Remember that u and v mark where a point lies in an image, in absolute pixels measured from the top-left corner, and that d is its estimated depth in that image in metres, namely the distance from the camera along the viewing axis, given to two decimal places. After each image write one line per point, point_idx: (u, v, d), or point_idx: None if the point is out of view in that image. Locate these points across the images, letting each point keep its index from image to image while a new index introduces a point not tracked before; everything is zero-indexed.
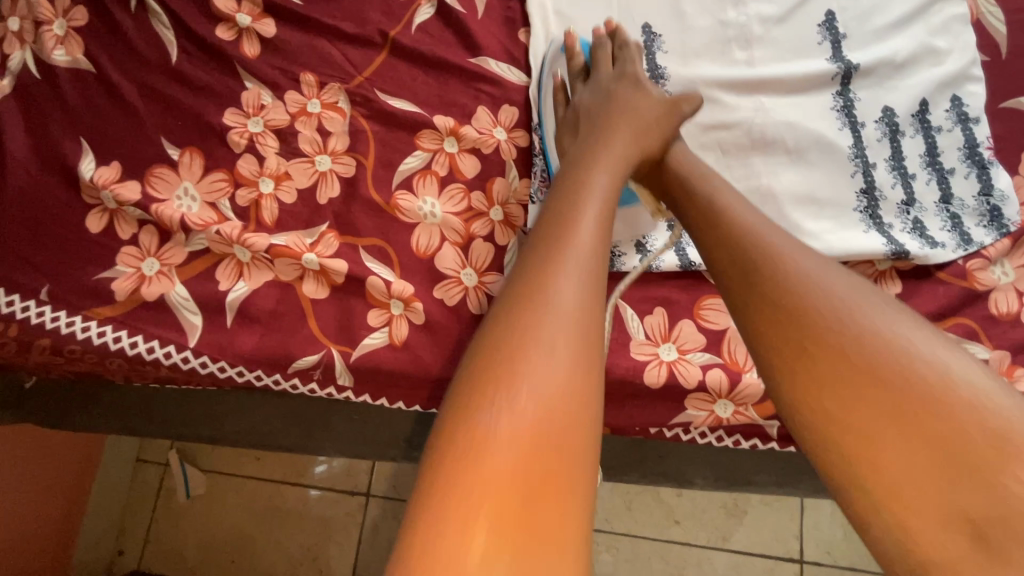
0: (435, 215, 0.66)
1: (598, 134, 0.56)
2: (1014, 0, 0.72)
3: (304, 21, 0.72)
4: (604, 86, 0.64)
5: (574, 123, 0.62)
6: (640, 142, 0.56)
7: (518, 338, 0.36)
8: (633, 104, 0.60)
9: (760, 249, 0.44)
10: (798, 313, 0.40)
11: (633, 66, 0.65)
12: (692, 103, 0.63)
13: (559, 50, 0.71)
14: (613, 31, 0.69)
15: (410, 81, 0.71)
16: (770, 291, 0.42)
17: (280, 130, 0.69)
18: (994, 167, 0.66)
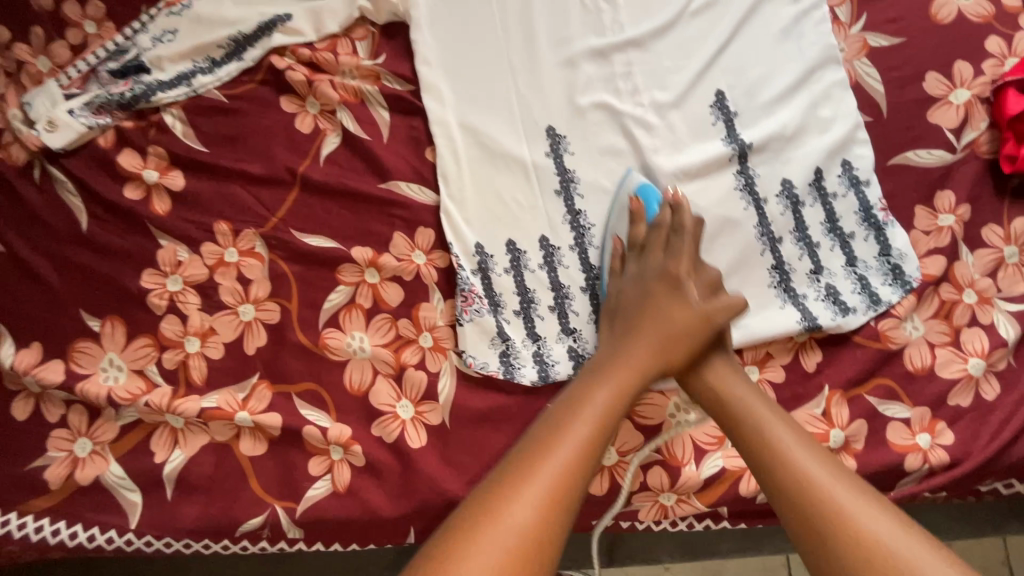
0: (364, 350, 0.67)
1: (620, 343, 0.61)
2: (886, 59, 0.76)
3: (211, 169, 0.73)
4: (644, 277, 0.66)
5: (611, 312, 0.66)
6: (662, 352, 0.61)
7: (541, 467, 0.48)
8: (668, 315, 0.62)
9: (772, 438, 0.53)
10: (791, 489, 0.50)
11: (680, 259, 0.65)
12: (728, 311, 0.63)
13: (620, 211, 0.73)
14: (676, 201, 0.69)
15: (325, 215, 0.72)
16: (773, 470, 0.52)
17: (200, 285, 0.69)
18: (890, 227, 0.69)
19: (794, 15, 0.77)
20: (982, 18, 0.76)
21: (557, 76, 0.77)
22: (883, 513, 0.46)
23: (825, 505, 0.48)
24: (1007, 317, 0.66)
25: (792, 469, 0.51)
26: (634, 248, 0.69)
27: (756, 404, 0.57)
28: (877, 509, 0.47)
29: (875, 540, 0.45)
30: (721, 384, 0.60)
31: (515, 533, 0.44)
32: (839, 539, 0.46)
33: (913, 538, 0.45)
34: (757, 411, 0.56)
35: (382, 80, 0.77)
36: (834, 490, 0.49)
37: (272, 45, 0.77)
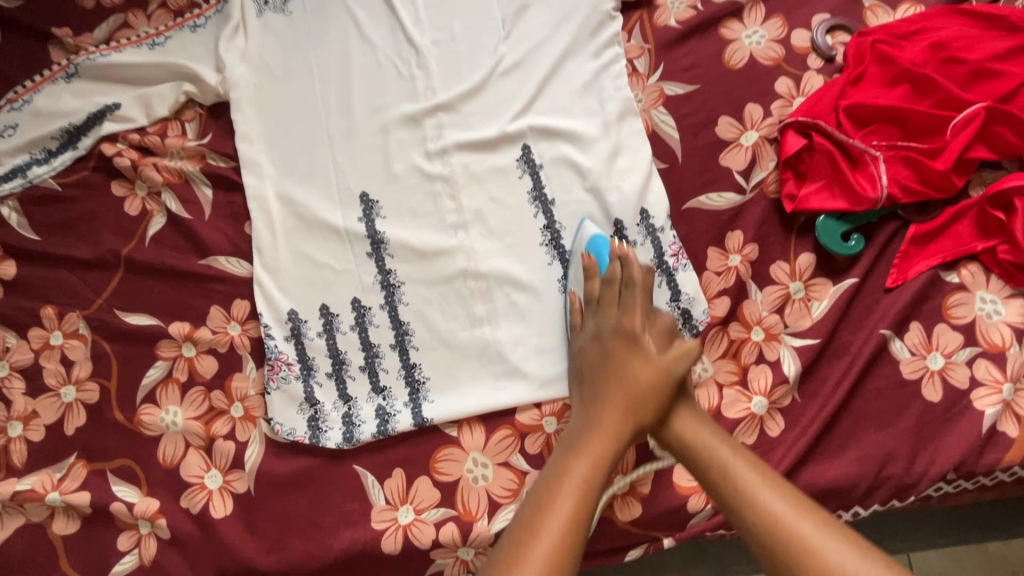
0: (176, 424, 0.70)
1: (593, 406, 0.60)
2: (681, 106, 0.79)
3: (41, 256, 0.77)
4: (602, 335, 0.64)
5: (579, 377, 0.65)
6: (632, 415, 0.58)
7: (530, 544, 0.48)
8: (629, 374, 0.60)
9: (763, 501, 0.51)
10: (785, 551, 0.48)
11: (633, 312, 0.64)
12: (686, 358, 0.62)
13: (578, 271, 0.73)
14: (623, 253, 0.68)
15: (147, 293, 0.75)
16: (760, 522, 0.50)
17: (26, 369, 0.72)
18: (680, 271, 0.72)
19: (593, 70, 0.80)
20: (773, 60, 0.79)
21: (372, 142, 0.81)
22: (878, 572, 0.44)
23: (825, 566, 0.46)
24: (791, 353, 0.68)
25: (783, 526, 0.49)
26: (590, 302, 0.69)
27: (748, 469, 0.54)
28: (882, 574, 0.44)
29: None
30: (687, 430, 0.59)
31: None
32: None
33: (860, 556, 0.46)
34: (752, 480, 0.53)
35: (207, 159, 0.81)
36: (835, 556, 0.46)
37: (103, 133, 0.81)
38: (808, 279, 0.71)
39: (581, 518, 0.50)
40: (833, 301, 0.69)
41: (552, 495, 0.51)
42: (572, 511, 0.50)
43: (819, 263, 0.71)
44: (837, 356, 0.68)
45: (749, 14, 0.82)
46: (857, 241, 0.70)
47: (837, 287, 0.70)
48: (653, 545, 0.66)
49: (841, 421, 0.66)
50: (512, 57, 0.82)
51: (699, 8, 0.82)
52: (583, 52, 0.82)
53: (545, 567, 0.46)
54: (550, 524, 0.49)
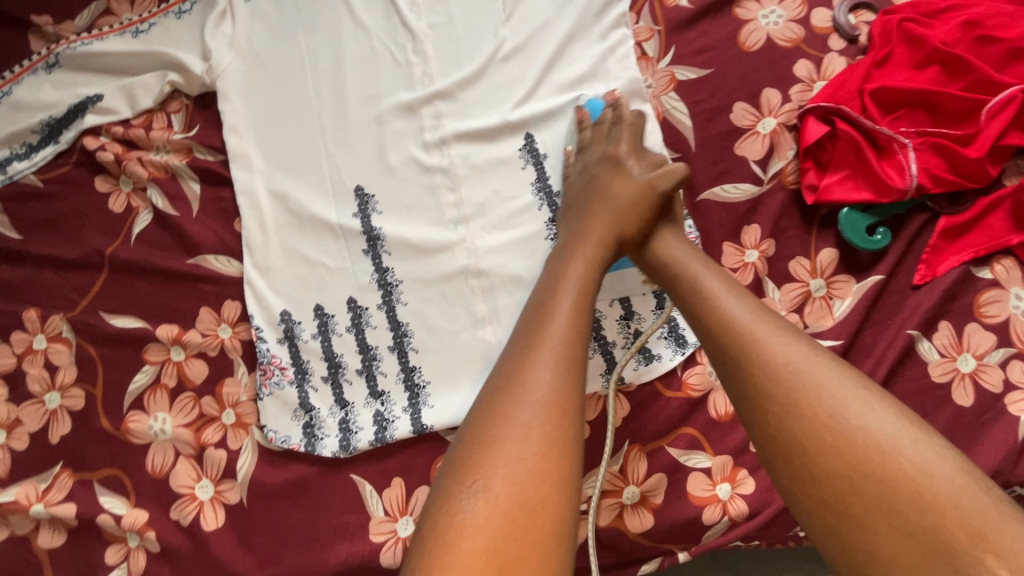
0: (165, 432, 0.67)
1: (580, 221, 0.62)
2: (694, 92, 0.74)
3: (22, 256, 0.73)
4: (590, 168, 0.67)
5: (566, 209, 0.66)
6: (617, 224, 0.60)
7: (522, 385, 0.45)
8: (611, 189, 0.63)
9: (760, 336, 0.48)
10: (786, 391, 0.45)
11: (618, 143, 0.67)
12: (672, 177, 0.62)
13: (571, 127, 0.74)
14: (617, 100, 0.72)
15: (133, 294, 0.72)
16: (750, 358, 0.47)
17: (8, 375, 0.69)
18: None
19: (600, 53, 0.76)
20: (791, 42, 0.74)
21: (367, 132, 0.77)
22: (879, 404, 0.43)
23: (826, 403, 0.43)
24: None
25: (775, 358, 0.46)
26: (582, 149, 0.71)
27: (749, 312, 0.50)
28: (878, 402, 0.43)
29: (866, 437, 0.41)
30: (667, 249, 0.59)
31: (505, 482, 0.41)
32: (822, 435, 0.43)
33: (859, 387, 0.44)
34: (751, 323, 0.49)
35: (194, 153, 0.77)
36: (843, 398, 0.43)
37: (85, 126, 0.78)
38: (829, 276, 0.66)
39: (569, 344, 0.48)
40: (856, 300, 0.65)
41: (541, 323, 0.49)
42: (562, 340, 0.48)
43: (841, 259, 0.67)
44: (861, 358, 0.64)
45: None
46: (883, 235, 0.65)
47: (860, 284, 0.66)
48: (666, 559, 0.63)
49: None
50: (514, 41, 0.78)
51: None
52: (589, 34, 0.77)
53: (547, 398, 0.44)
54: (541, 354, 0.47)
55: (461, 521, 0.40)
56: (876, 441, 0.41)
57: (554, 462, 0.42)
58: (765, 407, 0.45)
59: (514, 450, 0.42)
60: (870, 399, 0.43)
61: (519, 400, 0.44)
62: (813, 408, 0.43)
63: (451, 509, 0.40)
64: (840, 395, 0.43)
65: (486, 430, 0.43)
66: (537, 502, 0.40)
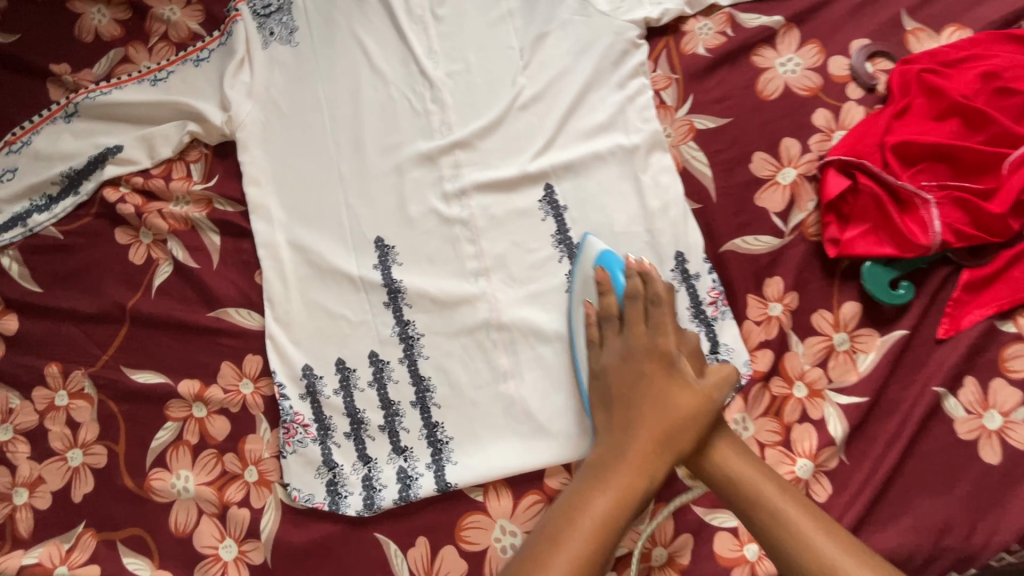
0: (188, 491, 0.66)
1: (621, 432, 0.57)
2: (713, 141, 0.74)
3: (42, 309, 0.73)
4: (633, 356, 0.61)
5: (604, 399, 0.61)
6: (667, 438, 0.56)
7: (553, 556, 0.49)
8: (669, 400, 0.57)
9: (815, 543, 0.50)
10: (811, 569, 0.49)
11: (666, 333, 0.61)
12: (725, 382, 0.59)
13: (588, 283, 0.69)
14: (643, 270, 0.65)
15: (155, 348, 0.72)
16: (779, 532, 0.52)
17: (30, 432, 0.69)
18: (719, 320, 0.68)
19: (619, 102, 0.76)
20: (809, 90, 0.75)
21: (386, 182, 0.77)
22: None
23: None
24: (837, 411, 0.64)
25: (806, 543, 0.50)
26: (608, 317, 0.65)
27: (815, 530, 0.51)
28: None
29: None
30: (726, 463, 0.56)
31: None
32: None
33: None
34: (798, 522, 0.51)
35: (214, 204, 0.77)
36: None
37: (105, 177, 0.78)
38: (853, 329, 0.66)
39: (606, 536, 0.51)
40: (881, 354, 0.65)
41: (575, 513, 0.52)
42: (596, 517, 0.51)
43: (865, 312, 0.67)
44: (887, 415, 0.64)
45: (782, 40, 0.77)
46: (907, 289, 0.66)
47: (885, 338, 0.66)
48: None
49: (893, 486, 0.62)
50: (532, 89, 0.78)
51: (729, 34, 0.78)
52: (607, 83, 0.77)
53: (572, 567, 0.48)
54: (578, 532, 0.50)
55: None
56: None
57: None
58: None
59: None
60: None
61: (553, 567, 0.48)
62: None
63: None
64: None
65: None
66: None
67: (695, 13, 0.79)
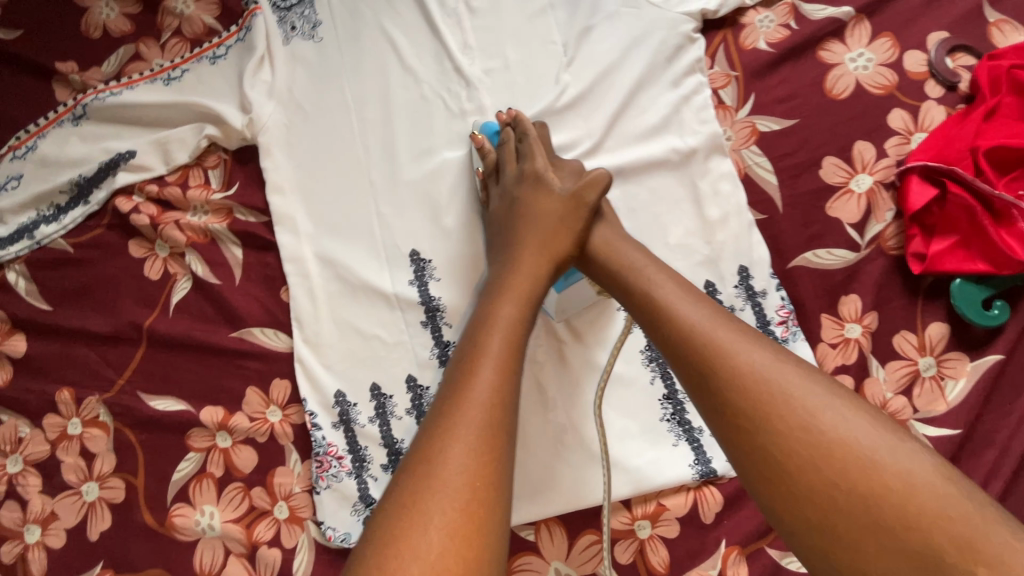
0: (213, 528, 0.62)
1: (509, 256, 0.58)
2: (778, 145, 0.68)
3: (53, 330, 0.68)
4: (511, 193, 0.63)
5: (491, 232, 0.64)
6: (545, 248, 0.57)
7: (459, 411, 0.43)
8: (535, 208, 0.61)
9: (725, 343, 0.45)
10: (745, 399, 0.43)
11: (533, 159, 0.64)
12: (596, 187, 0.60)
13: (473, 154, 0.71)
14: (515, 117, 0.68)
15: (174, 372, 0.66)
16: (693, 350, 0.46)
17: (41, 464, 0.64)
18: (790, 342, 0.63)
19: (674, 102, 0.70)
20: (883, 88, 0.68)
21: (420, 190, 0.71)
22: (850, 410, 0.41)
23: (798, 410, 0.41)
24: (925, 445, 0.59)
25: (723, 353, 0.45)
26: (495, 174, 0.67)
27: (738, 344, 0.45)
28: (843, 405, 0.41)
29: (838, 442, 0.40)
30: (613, 254, 0.57)
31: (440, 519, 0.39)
32: (803, 449, 0.40)
33: (824, 389, 0.43)
34: (715, 334, 0.46)
35: (234, 214, 0.72)
36: (805, 396, 0.42)
37: (116, 185, 0.72)
38: (939, 353, 0.61)
39: (510, 368, 0.47)
40: (972, 380, 0.60)
41: (477, 350, 0.47)
42: (497, 361, 0.46)
43: (953, 335, 0.61)
44: (980, 449, 0.59)
45: (852, 33, 0.70)
46: (1002, 309, 0.60)
47: (976, 363, 0.60)
48: None
49: None
50: (577, 88, 0.72)
51: (793, 27, 0.71)
52: (659, 81, 0.71)
53: (479, 413, 0.43)
54: (479, 377, 0.45)
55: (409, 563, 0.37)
56: (877, 459, 0.39)
57: (486, 503, 0.40)
58: (746, 431, 0.42)
59: (453, 467, 0.40)
60: (836, 401, 0.42)
61: (462, 423, 0.42)
62: (785, 420, 0.41)
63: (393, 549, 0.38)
64: (814, 402, 0.42)
65: (424, 449, 0.42)
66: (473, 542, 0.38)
67: (755, 4, 0.72)
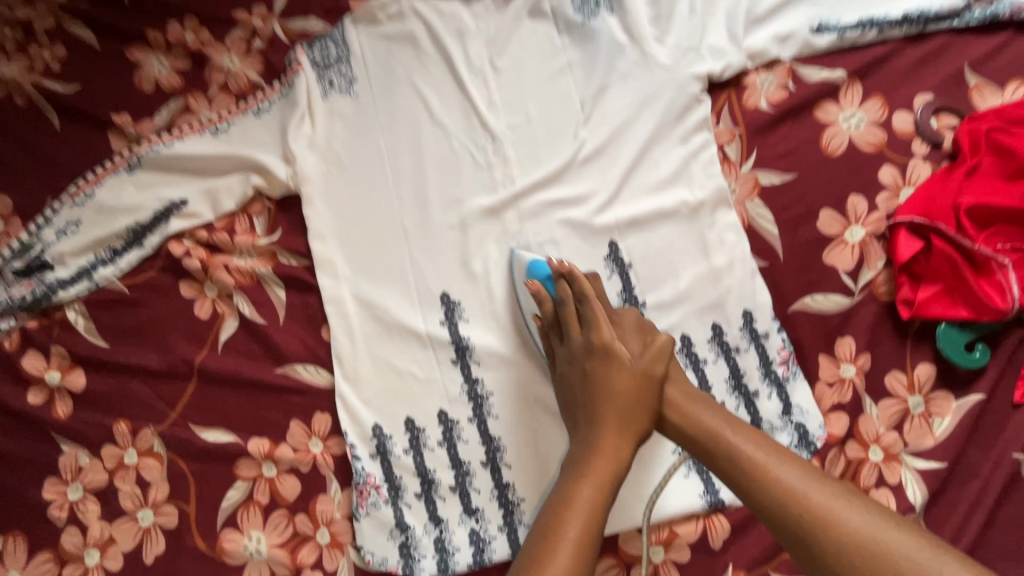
0: (260, 552, 0.67)
1: (586, 438, 0.59)
2: (779, 197, 0.74)
3: (110, 365, 0.74)
4: (577, 361, 0.64)
5: (567, 408, 0.64)
6: (625, 428, 0.59)
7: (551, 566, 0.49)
8: (610, 386, 0.61)
9: (810, 505, 0.49)
10: (825, 549, 0.47)
11: (599, 330, 0.64)
12: (662, 355, 0.63)
13: (529, 300, 0.72)
14: (568, 271, 0.68)
15: (223, 405, 0.72)
16: (774, 506, 0.51)
17: (100, 491, 0.69)
18: (790, 381, 0.69)
19: (683, 157, 0.76)
20: (874, 146, 0.75)
21: (450, 238, 0.77)
22: (939, 562, 0.44)
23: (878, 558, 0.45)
24: (915, 477, 0.65)
25: (798, 504, 0.50)
26: (559, 334, 0.67)
27: (808, 489, 0.51)
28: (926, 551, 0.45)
29: None
30: (686, 420, 0.59)
31: None
32: None
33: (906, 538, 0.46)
34: (795, 498, 0.50)
35: (278, 257, 0.78)
36: (893, 551, 0.45)
37: (170, 231, 0.78)
38: (927, 392, 0.67)
39: (593, 527, 0.52)
40: (957, 418, 0.66)
41: (556, 531, 0.52)
42: (581, 523, 0.52)
43: (939, 375, 0.67)
44: (966, 482, 0.64)
45: (845, 94, 0.77)
46: (982, 352, 0.66)
47: (961, 401, 0.66)
48: None
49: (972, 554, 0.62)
50: (594, 142, 0.78)
51: (791, 87, 0.78)
52: (669, 137, 0.78)
53: (572, 571, 0.49)
54: (563, 544, 0.50)
55: None
56: None
57: None
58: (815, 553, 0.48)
59: None
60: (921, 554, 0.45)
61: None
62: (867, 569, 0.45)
63: None
64: (896, 552, 0.45)
65: None
66: None
67: (756, 66, 0.79)
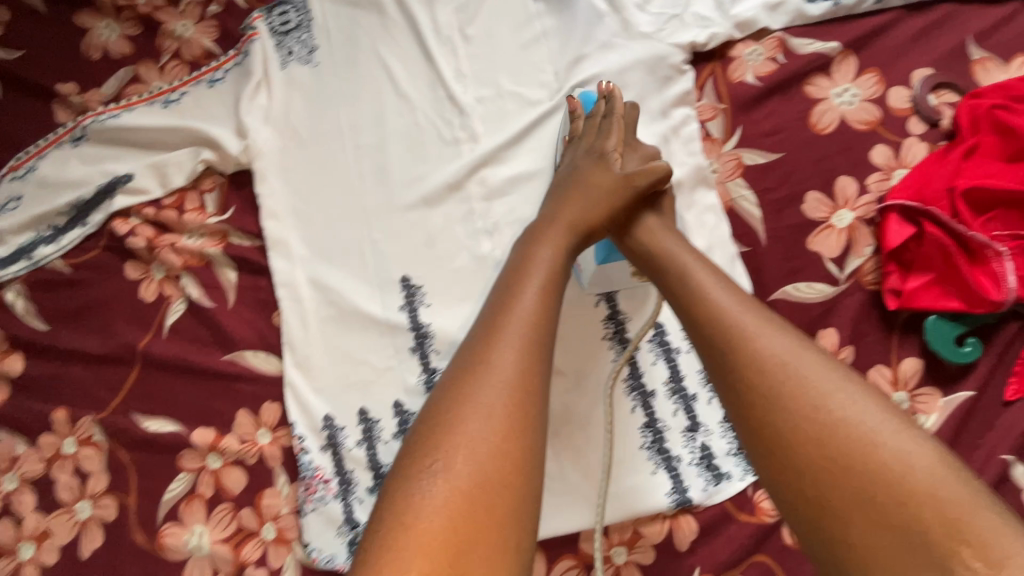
0: (202, 548, 0.63)
1: (544, 216, 0.59)
2: (764, 178, 0.69)
3: (50, 350, 0.69)
4: (576, 163, 0.64)
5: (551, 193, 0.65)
6: (584, 212, 0.59)
7: (486, 370, 0.45)
8: (589, 181, 0.61)
9: (752, 332, 0.47)
10: (766, 381, 0.44)
11: (607, 138, 0.64)
12: (652, 175, 0.60)
13: (563, 119, 0.72)
14: (610, 91, 0.67)
15: (168, 393, 0.68)
16: (715, 334, 0.48)
17: (37, 482, 0.66)
18: None
19: (662, 134, 0.71)
20: (867, 124, 0.69)
21: (411, 217, 0.72)
22: (869, 401, 0.42)
23: (809, 389, 0.43)
24: None
25: (739, 332, 0.47)
26: (573, 139, 0.68)
27: (755, 323, 0.48)
28: (856, 389, 0.43)
29: (851, 432, 0.41)
30: (654, 240, 0.58)
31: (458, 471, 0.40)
32: (812, 431, 0.42)
33: (846, 381, 0.43)
34: (746, 324, 0.48)
35: (229, 237, 0.73)
36: (823, 387, 0.43)
37: (114, 208, 0.74)
38: (913, 388, 0.62)
39: (533, 333, 0.47)
40: (944, 415, 0.61)
41: (502, 323, 0.48)
42: (524, 329, 0.47)
43: (926, 370, 0.62)
44: None
45: (839, 67, 0.71)
46: (973, 347, 0.62)
47: (948, 399, 0.62)
48: None
49: None
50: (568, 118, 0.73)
51: (781, 60, 0.72)
52: (648, 111, 0.72)
53: (508, 375, 0.44)
54: (502, 342, 0.46)
55: (418, 516, 0.39)
56: (888, 450, 0.40)
57: (512, 471, 0.41)
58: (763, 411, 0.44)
59: (480, 424, 0.42)
60: (852, 392, 0.43)
61: (485, 380, 0.44)
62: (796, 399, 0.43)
63: (408, 507, 0.39)
64: (828, 391, 0.43)
65: (450, 405, 0.43)
66: (486, 505, 0.39)
67: (744, 36, 0.73)
